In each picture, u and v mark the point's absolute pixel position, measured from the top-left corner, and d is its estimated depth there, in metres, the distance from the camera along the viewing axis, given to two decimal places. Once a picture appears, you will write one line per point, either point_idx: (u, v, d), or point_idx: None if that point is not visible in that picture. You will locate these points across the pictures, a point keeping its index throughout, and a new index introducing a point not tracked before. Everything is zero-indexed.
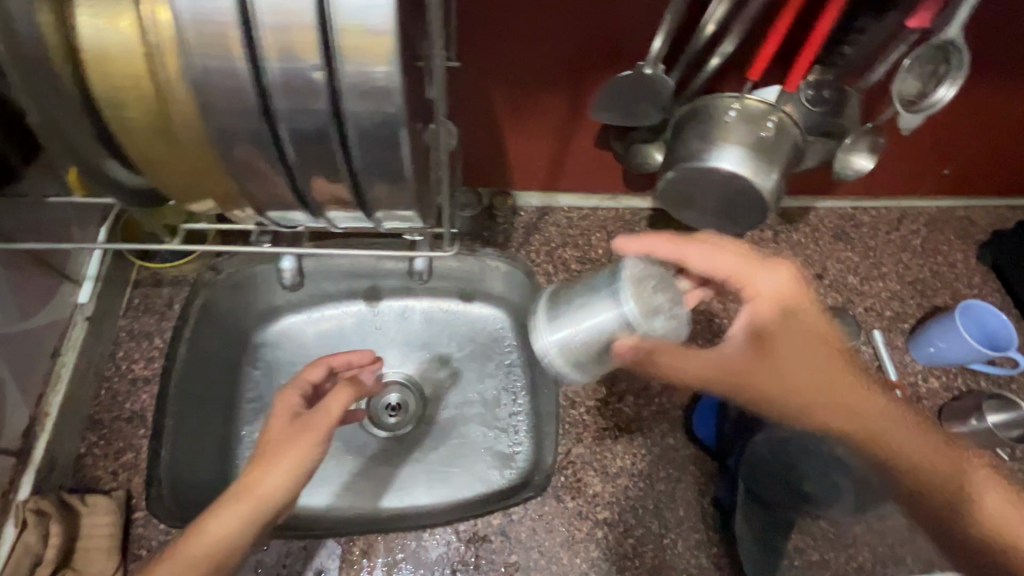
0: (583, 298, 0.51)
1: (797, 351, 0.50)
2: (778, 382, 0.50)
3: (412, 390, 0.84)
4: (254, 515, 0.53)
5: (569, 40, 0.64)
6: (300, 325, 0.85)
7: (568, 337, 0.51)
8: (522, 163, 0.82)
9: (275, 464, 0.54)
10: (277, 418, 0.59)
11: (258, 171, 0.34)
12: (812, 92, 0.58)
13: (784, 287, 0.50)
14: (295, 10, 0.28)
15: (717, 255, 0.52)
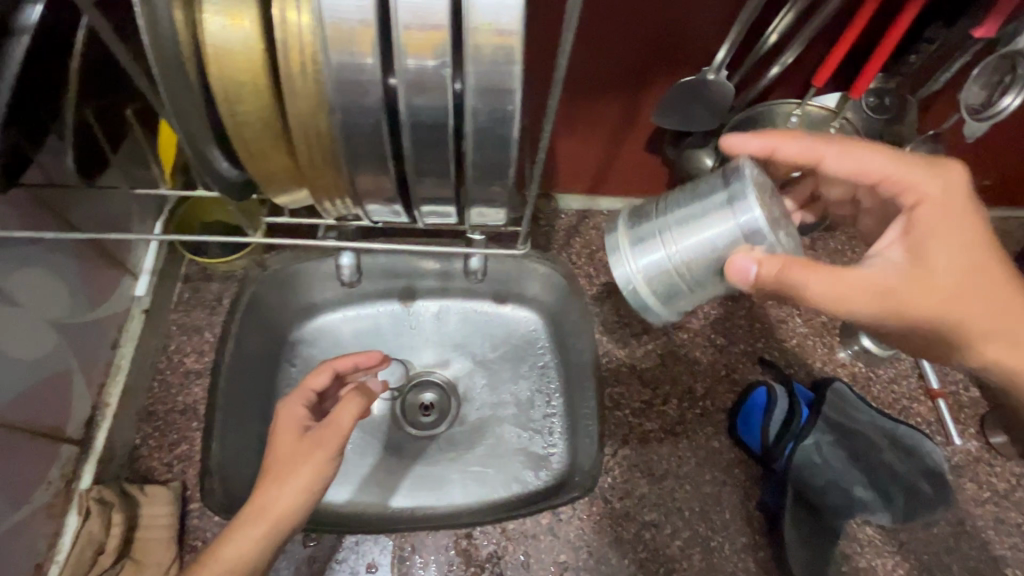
0: (686, 208, 0.45)
1: (958, 261, 0.46)
2: (942, 300, 0.45)
3: (445, 390, 0.84)
4: (272, 535, 0.52)
5: (633, 46, 0.64)
6: (337, 324, 0.86)
7: (669, 255, 0.46)
8: (569, 165, 0.83)
9: (287, 480, 0.52)
10: (284, 431, 0.56)
11: (372, 162, 0.36)
12: (873, 100, 0.60)
13: (952, 190, 0.47)
14: (430, 12, 0.30)
15: (868, 155, 0.47)
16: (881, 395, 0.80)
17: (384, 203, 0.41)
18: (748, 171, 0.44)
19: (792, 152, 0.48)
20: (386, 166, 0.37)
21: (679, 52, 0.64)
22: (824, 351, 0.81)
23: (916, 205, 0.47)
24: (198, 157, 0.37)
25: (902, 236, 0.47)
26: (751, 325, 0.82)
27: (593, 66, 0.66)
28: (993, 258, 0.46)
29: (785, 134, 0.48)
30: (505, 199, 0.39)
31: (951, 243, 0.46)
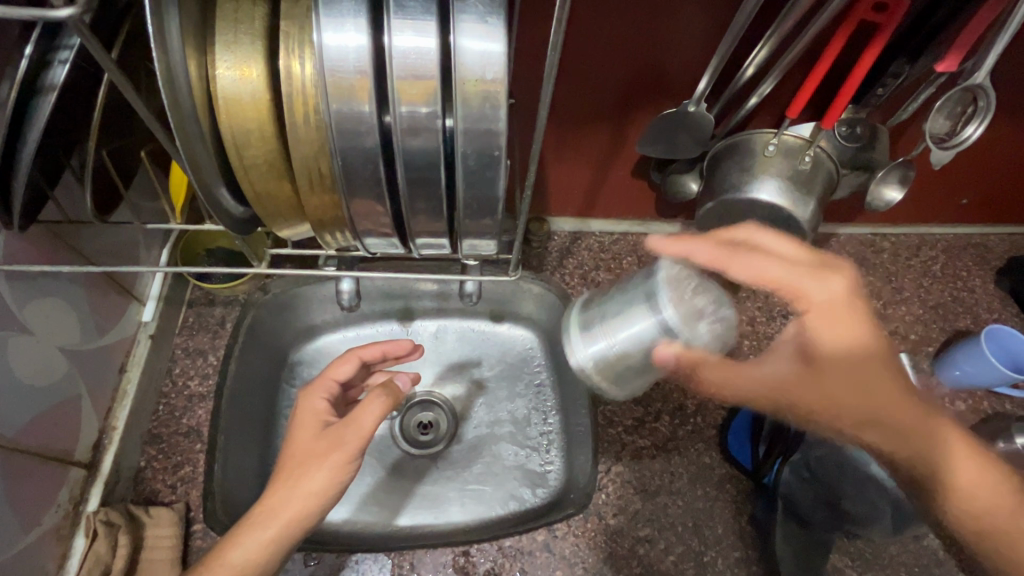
0: (613, 312, 0.51)
1: (842, 368, 0.49)
2: (828, 404, 0.49)
3: (443, 409, 0.86)
4: (285, 536, 0.53)
5: (618, 78, 0.67)
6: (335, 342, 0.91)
7: (605, 349, 0.51)
8: (560, 191, 0.87)
9: (300, 482, 0.54)
10: (306, 423, 0.59)
11: (370, 202, 0.39)
12: (845, 129, 0.63)
13: (839, 297, 0.49)
14: (419, 66, 0.33)
15: (762, 263, 0.49)
16: None
17: (384, 236, 0.43)
18: (661, 274, 0.49)
19: (704, 260, 0.49)
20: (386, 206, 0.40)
21: (661, 84, 0.68)
22: None
23: (807, 311, 0.50)
24: (209, 197, 0.40)
25: (796, 336, 0.51)
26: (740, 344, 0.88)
27: (579, 99, 0.70)
28: (882, 357, 0.49)
29: (694, 240, 0.50)
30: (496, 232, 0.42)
31: (836, 349, 0.49)
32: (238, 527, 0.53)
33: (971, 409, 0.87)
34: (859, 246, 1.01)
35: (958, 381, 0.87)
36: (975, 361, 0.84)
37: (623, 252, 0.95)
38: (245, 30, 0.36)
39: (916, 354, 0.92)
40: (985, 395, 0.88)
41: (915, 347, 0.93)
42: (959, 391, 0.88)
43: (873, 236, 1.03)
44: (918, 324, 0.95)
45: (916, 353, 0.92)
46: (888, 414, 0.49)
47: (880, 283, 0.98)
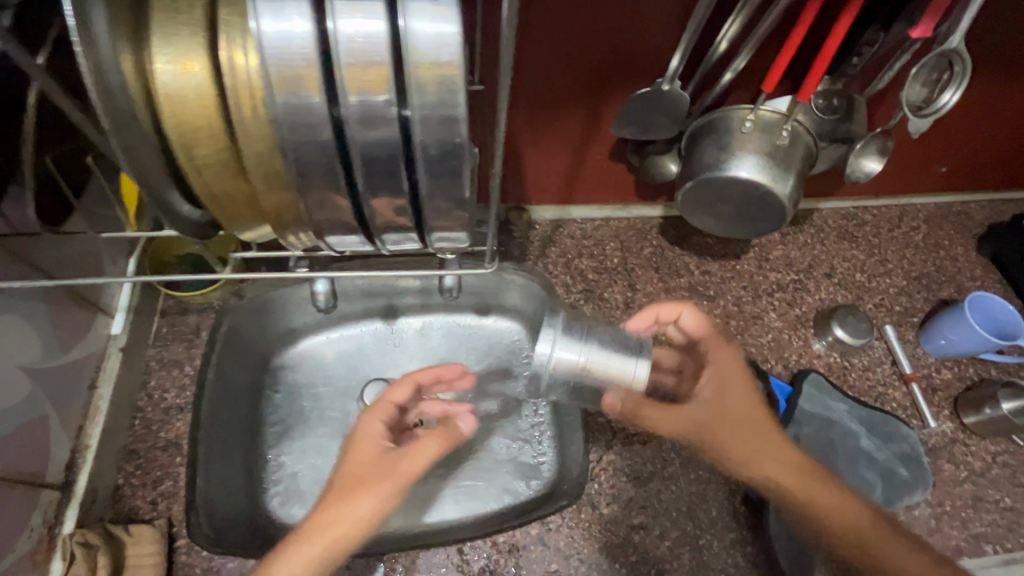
0: (603, 351, 0.58)
1: (731, 410, 0.65)
2: (724, 438, 0.65)
3: None
4: (323, 560, 0.56)
5: (590, 58, 0.66)
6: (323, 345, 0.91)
7: (572, 368, 0.58)
8: (538, 178, 0.86)
9: (351, 507, 0.58)
10: (362, 446, 0.62)
11: (330, 199, 0.37)
12: (822, 101, 0.61)
13: (730, 361, 0.67)
14: (369, 50, 0.31)
15: (702, 322, 0.69)
16: (857, 383, 0.86)
17: (348, 232, 0.41)
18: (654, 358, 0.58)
19: (664, 314, 0.68)
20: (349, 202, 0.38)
21: (634, 63, 0.66)
22: (799, 343, 0.88)
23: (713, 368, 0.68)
24: (157, 201, 0.38)
25: (708, 387, 0.67)
26: (727, 324, 0.89)
27: (551, 82, 0.69)
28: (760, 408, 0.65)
29: (665, 302, 0.68)
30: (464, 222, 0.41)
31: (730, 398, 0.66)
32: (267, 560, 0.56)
33: (957, 376, 0.87)
34: (841, 220, 1.01)
35: (943, 351, 0.87)
36: (959, 330, 0.84)
37: (605, 239, 0.95)
38: (184, 21, 0.34)
39: (901, 325, 0.92)
40: (971, 362, 0.88)
41: (901, 318, 0.93)
42: (945, 360, 0.88)
43: (854, 209, 1.03)
44: (901, 295, 0.95)
45: (901, 324, 0.92)
46: (764, 452, 0.63)
47: (864, 256, 0.98)
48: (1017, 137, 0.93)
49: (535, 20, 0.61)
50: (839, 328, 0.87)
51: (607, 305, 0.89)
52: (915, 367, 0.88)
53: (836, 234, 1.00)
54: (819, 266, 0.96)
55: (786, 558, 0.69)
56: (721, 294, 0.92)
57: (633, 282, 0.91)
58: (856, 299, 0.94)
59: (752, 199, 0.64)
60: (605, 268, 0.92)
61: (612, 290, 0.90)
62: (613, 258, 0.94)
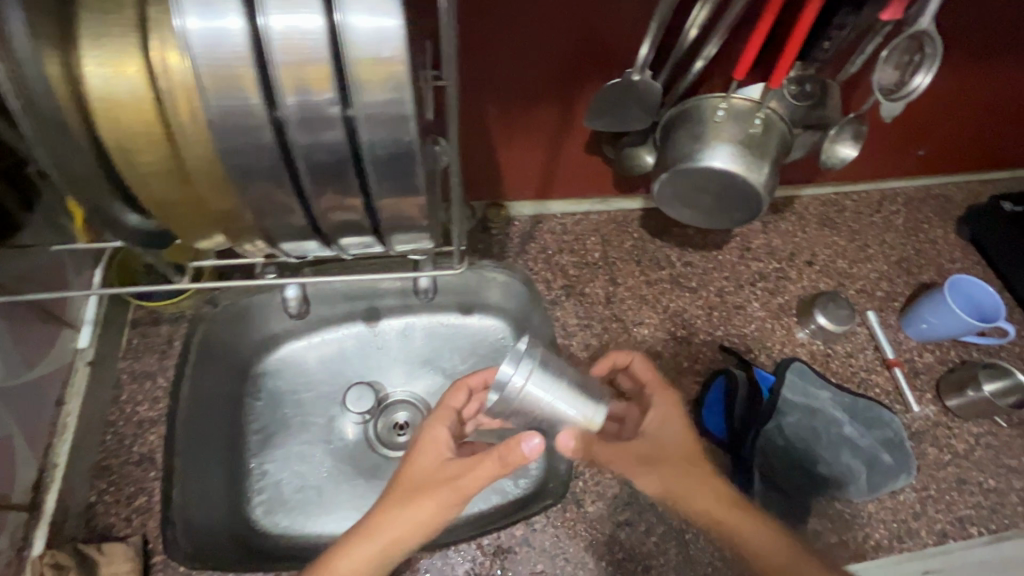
0: (568, 397, 0.58)
1: (660, 450, 0.66)
2: (653, 477, 0.65)
3: (417, 408, 0.91)
4: (380, 556, 0.60)
5: (558, 50, 0.65)
6: (306, 349, 0.92)
7: (538, 399, 0.58)
8: (514, 173, 0.84)
9: (412, 510, 0.60)
10: (423, 453, 0.65)
11: (279, 203, 0.36)
12: (795, 88, 0.60)
13: (661, 405, 0.68)
14: (307, 48, 0.30)
15: (645, 366, 0.71)
16: (840, 370, 0.86)
17: (303, 236, 0.40)
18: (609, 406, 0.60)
19: (620, 359, 0.73)
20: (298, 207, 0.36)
21: (603, 54, 0.66)
22: (782, 332, 0.88)
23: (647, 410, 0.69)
24: (98, 211, 0.36)
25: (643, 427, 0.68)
26: (709, 315, 0.88)
27: (521, 74, 0.67)
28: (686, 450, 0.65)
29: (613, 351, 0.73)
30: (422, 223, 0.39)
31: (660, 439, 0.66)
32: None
33: (939, 360, 0.88)
34: (822, 207, 1.01)
35: (925, 334, 0.87)
36: (939, 313, 0.84)
37: (586, 233, 0.94)
38: (115, 20, 0.32)
39: (883, 310, 0.92)
40: (952, 345, 0.88)
41: (882, 304, 0.93)
42: (926, 344, 0.88)
43: (835, 195, 1.02)
44: (883, 281, 0.95)
45: (883, 309, 0.92)
46: (686, 491, 0.64)
47: (845, 242, 0.98)
48: (993, 117, 0.93)
49: (500, 12, 0.60)
50: (821, 315, 0.87)
51: (589, 301, 0.88)
52: (898, 351, 0.88)
53: (817, 220, 1.00)
54: (800, 254, 0.96)
55: None
56: (704, 285, 0.92)
57: (615, 276, 0.90)
58: (838, 286, 0.94)
59: (727, 189, 0.62)
60: (586, 263, 0.91)
61: (593, 285, 0.89)
62: (594, 252, 0.93)
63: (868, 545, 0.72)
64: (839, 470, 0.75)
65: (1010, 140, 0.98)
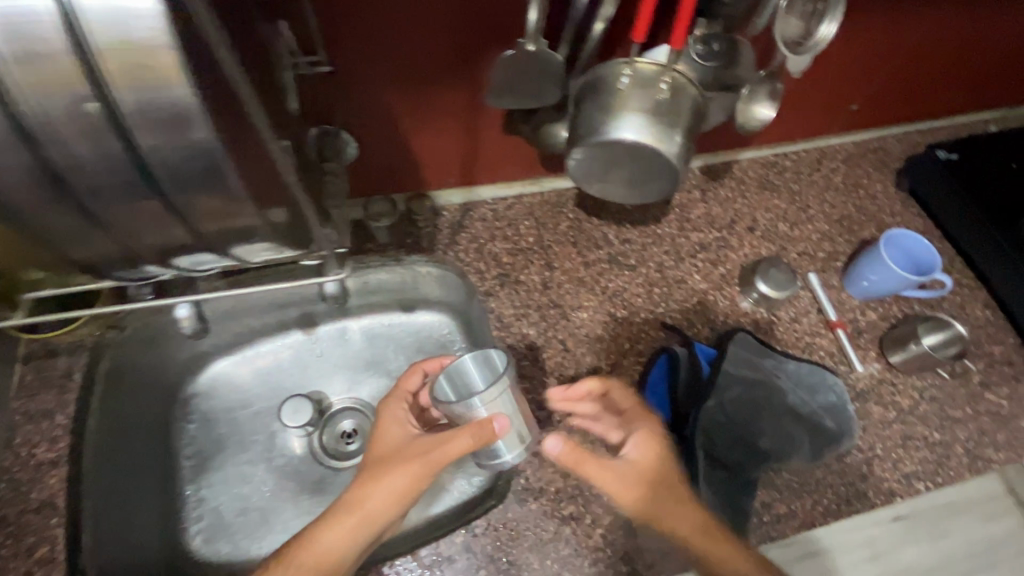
0: (507, 438, 0.60)
1: (657, 478, 0.63)
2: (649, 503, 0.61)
3: (365, 414, 0.87)
4: (359, 529, 0.60)
5: (447, 26, 0.60)
6: (237, 365, 0.87)
7: (506, 411, 0.60)
8: (432, 164, 0.79)
9: (385, 484, 0.60)
10: (389, 432, 0.66)
11: (57, 212, 0.40)
12: (701, 46, 0.57)
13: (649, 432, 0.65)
14: (42, 50, 0.32)
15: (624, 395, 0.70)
16: (785, 336, 0.84)
17: (160, 255, 0.47)
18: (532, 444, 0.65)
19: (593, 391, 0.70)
20: (124, 220, 0.42)
21: (497, 27, 0.61)
22: (726, 304, 0.86)
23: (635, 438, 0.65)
24: None
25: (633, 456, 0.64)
26: (650, 293, 0.85)
27: (412, 54, 0.62)
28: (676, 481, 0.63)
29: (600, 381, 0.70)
30: (253, 221, 0.46)
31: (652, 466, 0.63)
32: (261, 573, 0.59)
33: (882, 317, 0.87)
34: (761, 169, 0.98)
35: (866, 292, 0.86)
36: (879, 270, 0.82)
37: (519, 217, 0.90)
38: None
39: (825, 271, 0.90)
40: (894, 300, 0.88)
41: (825, 265, 0.91)
42: (869, 302, 0.87)
43: (774, 157, 1.00)
44: (824, 241, 0.93)
45: (825, 271, 0.90)
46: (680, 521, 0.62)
47: (785, 205, 0.96)
48: (924, 62, 0.91)
49: None
50: (763, 282, 0.85)
51: (526, 288, 0.85)
52: (841, 312, 0.87)
53: (757, 184, 0.97)
54: (741, 220, 0.93)
55: (721, 529, 0.67)
56: (644, 261, 0.89)
57: (551, 261, 0.87)
58: (780, 249, 0.92)
59: (641, 161, 0.58)
60: (520, 249, 0.87)
61: (528, 272, 0.85)
62: (528, 237, 0.89)
63: (816, 512, 0.71)
64: (785, 439, 0.73)
65: (944, 87, 0.97)
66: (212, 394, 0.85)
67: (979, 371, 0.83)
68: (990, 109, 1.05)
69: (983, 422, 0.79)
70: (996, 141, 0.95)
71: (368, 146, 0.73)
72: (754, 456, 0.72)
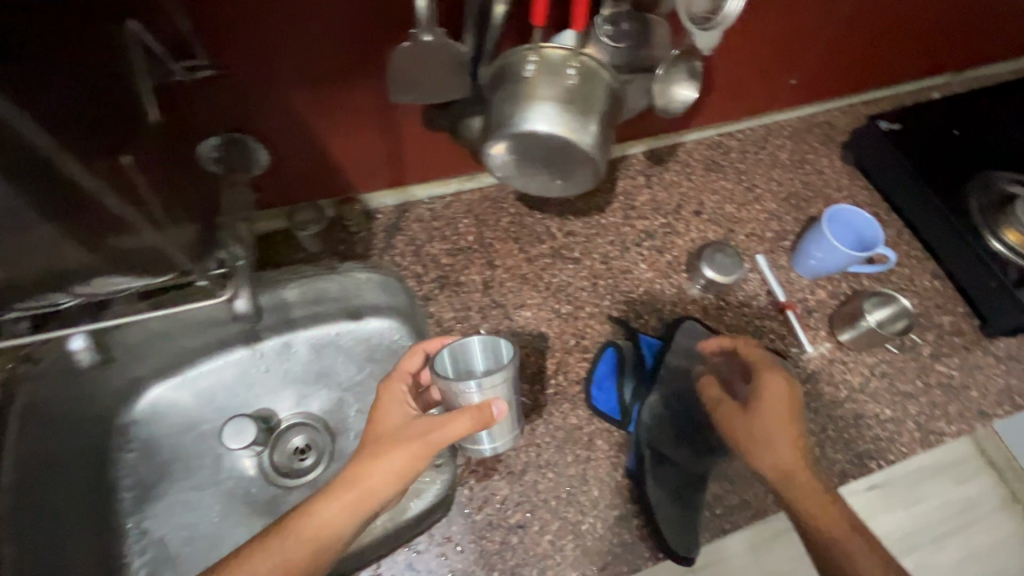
0: (496, 428, 0.61)
1: (774, 430, 0.63)
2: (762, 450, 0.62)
3: (317, 427, 0.81)
4: (356, 509, 0.56)
5: (337, 17, 0.56)
6: (178, 390, 0.79)
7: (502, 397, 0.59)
8: (356, 165, 0.75)
9: (383, 462, 0.56)
10: (388, 411, 0.61)
11: None
12: (610, 27, 0.54)
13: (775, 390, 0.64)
14: None
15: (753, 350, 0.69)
16: (734, 321, 0.82)
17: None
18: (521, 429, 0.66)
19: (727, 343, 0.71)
20: None
21: (391, 15, 0.58)
22: (673, 292, 0.83)
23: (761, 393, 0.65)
24: None
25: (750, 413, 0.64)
26: (595, 286, 0.83)
27: (303, 46, 0.58)
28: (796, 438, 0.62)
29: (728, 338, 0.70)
30: None
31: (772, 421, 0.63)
32: (257, 547, 0.54)
33: (831, 294, 0.85)
34: (706, 151, 0.96)
35: (815, 271, 0.84)
36: (824, 248, 0.80)
37: (458, 216, 0.86)
38: None
39: (774, 252, 0.88)
40: (843, 277, 0.86)
41: (773, 245, 0.89)
42: (818, 280, 0.86)
43: (719, 137, 0.97)
44: (773, 220, 0.91)
45: (774, 251, 0.88)
46: (792, 473, 0.61)
47: (732, 185, 0.93)
48: (859, 32, 0.89)
49: None
50: (708, 268, 0.82)
51: (467, 290, 0.82)
52: (790, 293, 0.85)
53: (703, 166, 0.95)
54: (687, 204, 0.91)
55: (669, 528, 0.65)
56: (588, 252, 0.86)
57: (492, 259, 0.84)
58: (728, 232, 0.90)
59: (557, 152, 0.55)
60: (459, 248, 0.84)
61: (468, 273, 0.82)
62: (468, 235, 0.85)
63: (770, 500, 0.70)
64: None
65: (885, 57, 0.95)
66: (152, 422, 0.78)
67: (929, 344, 0.82)
68: (934, 77, 1.03)
69: (933, 395, 0.79)
70: (938, 108, 0.94)
71: (280, 150, 0.68)
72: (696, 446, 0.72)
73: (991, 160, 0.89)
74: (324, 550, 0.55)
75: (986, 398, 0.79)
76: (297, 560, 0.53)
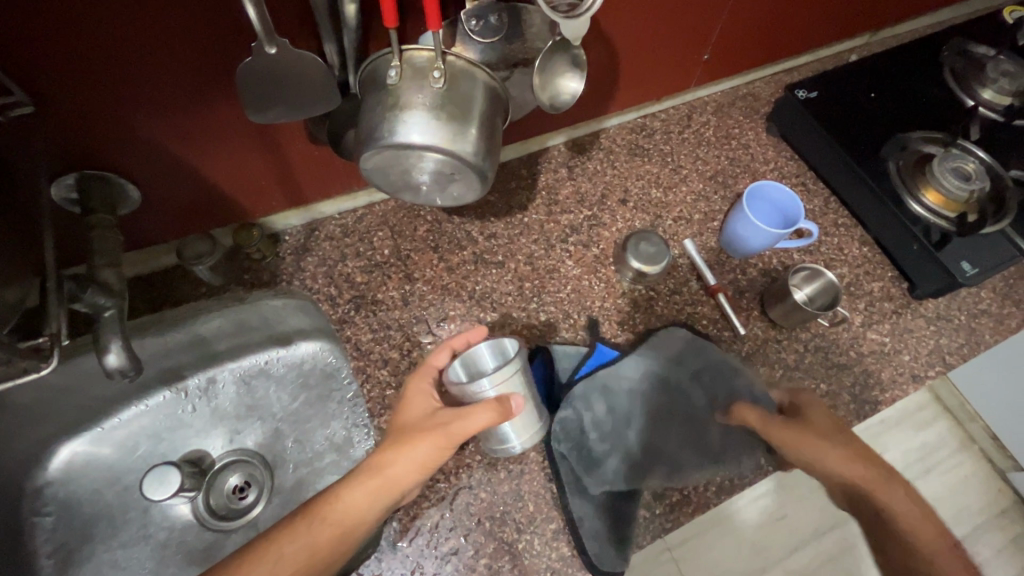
0: (517, 422, 0.60)
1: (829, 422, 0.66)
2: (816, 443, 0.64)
3: (255, 464, 0.72)
4: (380, 497, 0.55)
5: (169, 37, 0.50)
6: (97, 444, 0.69)
7: (518, 391, 0.58)
8: (244, 187, 0.70)
9: (409, 453, 0.56)
10: (415, 401, 0.60)
11: None
12: (476, 22, 0.51)
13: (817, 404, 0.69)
14: None
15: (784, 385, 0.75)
16: (665, 311, 0.80)
17: None
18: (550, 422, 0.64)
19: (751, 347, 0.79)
20: None
21: (233, 30, 0.52)
22: (602, 286, 0.81)
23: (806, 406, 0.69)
24: None
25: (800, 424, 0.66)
26: (521, 288, 0.80)
27: (142, 70, 0.52)
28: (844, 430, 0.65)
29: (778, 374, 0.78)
30: None
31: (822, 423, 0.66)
32: (283, 523, 0.53)
33: (763, 272, 0.84)
34: (629, 135, 0.92)
35: (745, 251, 0.82)
36: (745, 227, 0.78)
37: (372, 229, 0.82)
38: None
39: (703, 234, 0.86)
40: (773, 254, 0.85)
41: (702, 227, 0.87)
42: (749, 259, 0.84)
43: (641, 119, 0.94)
44: (701, 201, 0.89)
45: (702, 233, 0.86)
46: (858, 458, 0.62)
47: (657, 169, 0.91)
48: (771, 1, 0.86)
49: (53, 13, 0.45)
50: (634, 259, 0.79)
51: (387, 307, 0.77)
52: (721, 275, 0.83)
53: (627, 151, 0.92)
54: (613, 192, 0.88)
55: (592, 540, 0.65)
56: (512, 254, 0.82)
57: (410, 272, 0.79)
58: (655, 218, 0.87)
59: (436, 166, 0.50)
60: (376, 264, 0.79)
61: (387, 289, 0.78)
62: (384, 249, 0.81)
63: (711, 491, 0.70)
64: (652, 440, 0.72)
65: (805, 23, 0.93)
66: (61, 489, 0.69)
67: (860, 313, 0.82)
68: (854, 38, 1.02)
69: (867, 364, 0.78)
70: (855, 72, 0.92)
71: (149, 180, 0.63)
72: (619, 457, 0.70)
73: (910, 120, 0.88)
74: (347, 537, 0.53)
75: (918, 361, 0.79)
76: (317, 548, 0.52)
